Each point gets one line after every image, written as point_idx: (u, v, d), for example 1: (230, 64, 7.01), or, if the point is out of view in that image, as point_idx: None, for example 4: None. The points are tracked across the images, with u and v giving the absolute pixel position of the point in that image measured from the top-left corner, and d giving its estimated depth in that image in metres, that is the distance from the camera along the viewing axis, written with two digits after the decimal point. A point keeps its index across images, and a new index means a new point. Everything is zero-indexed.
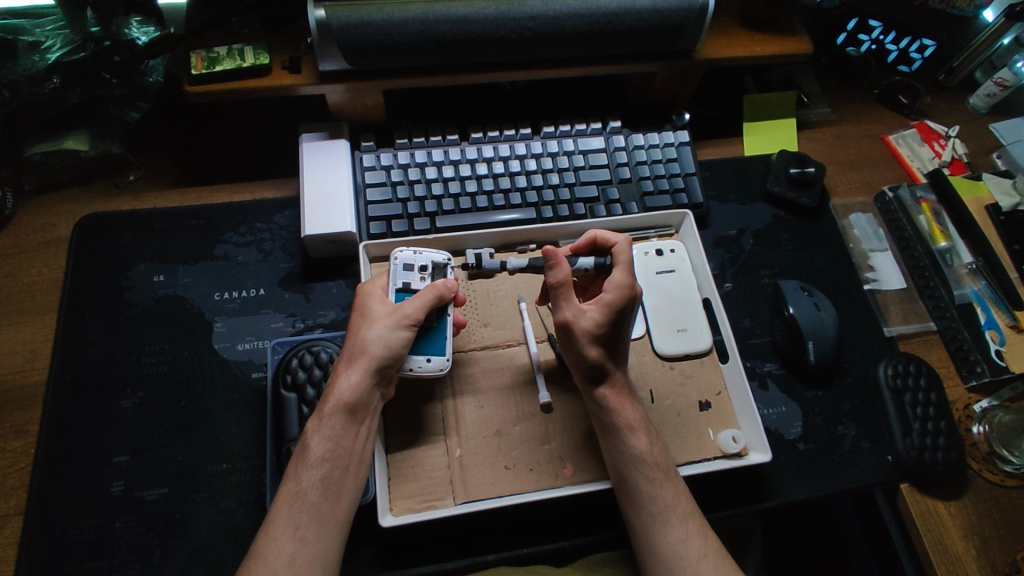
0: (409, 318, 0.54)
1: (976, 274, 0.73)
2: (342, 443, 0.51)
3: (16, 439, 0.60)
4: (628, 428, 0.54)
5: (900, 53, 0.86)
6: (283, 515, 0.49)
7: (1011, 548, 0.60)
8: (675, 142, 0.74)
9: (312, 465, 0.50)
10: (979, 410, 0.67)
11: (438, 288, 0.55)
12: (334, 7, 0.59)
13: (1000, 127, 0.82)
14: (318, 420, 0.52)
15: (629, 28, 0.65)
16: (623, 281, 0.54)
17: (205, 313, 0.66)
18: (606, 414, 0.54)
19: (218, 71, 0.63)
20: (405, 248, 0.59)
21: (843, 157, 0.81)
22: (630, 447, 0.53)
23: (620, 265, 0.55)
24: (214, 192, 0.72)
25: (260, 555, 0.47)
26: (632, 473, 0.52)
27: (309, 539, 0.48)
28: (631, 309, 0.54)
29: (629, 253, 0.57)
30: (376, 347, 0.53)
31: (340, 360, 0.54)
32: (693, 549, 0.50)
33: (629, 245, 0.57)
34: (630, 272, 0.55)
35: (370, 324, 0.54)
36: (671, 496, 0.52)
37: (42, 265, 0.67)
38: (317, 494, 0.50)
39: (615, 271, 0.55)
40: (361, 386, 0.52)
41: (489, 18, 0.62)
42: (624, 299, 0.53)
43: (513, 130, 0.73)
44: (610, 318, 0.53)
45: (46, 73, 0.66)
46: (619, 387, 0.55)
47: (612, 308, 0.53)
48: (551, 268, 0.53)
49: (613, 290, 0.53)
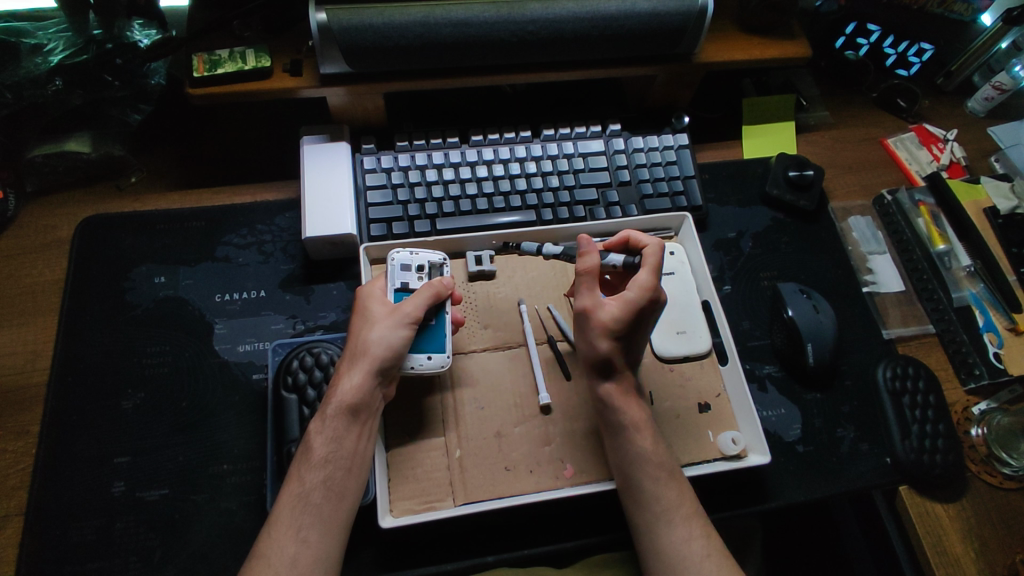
0: (409, 319, 0.54)
1: (975, 278, 0.73)
2: (345, 444, 0.52)
3: (16, 440, 0.60)
4: (635, 427, 0.54)
5: (898, 57, 0.87)
6: (285, 516, 0.49)
7: (1010, 550, 0.60)
8: (675, 144, 0.74)
9: (314, 466, 0.51)
10: (977, 412, 0.67)
11: (433, 288, 0.56)
12: (336, 10, 0.60)
13: (998, 130, 0.83)
14: (320, 423, 0.52)
15: (628, 32, 0.65)
16: (647, 283, 0.54)
17: (205, 315, 0.67)
18: (613, 413, 0.54)
19: (220, 73, 0.64)
20: (400, 250, 0.60)
21: (842, 160, 0.81)
22: (635, 446, 0.53)
23: (649, 266, 0.55)
24: (214, 194, 0.72)
25: (261, 556, 0.47)
26: (636, 473, 0.52)
27: (310, 540, 0.48)
28: (652, 310, 0.54)
29: (659, 256, 0.57)
30: (378, 348, 0.53)
31: (342, 360, 0.54)
32: (696, 549, 0.50)
33: (661, 249, 0.58)
34: (656, 276, 0.55)
35: (370, 325, 0.54)
36: (675, 495, 0.52)
37: (44, 265, 0.68)
38: (319, 496, 0.50)
39: (641, 271, 0.55)
40: (363, 387, 0.52)
41: (489, 22, 0.62)
42: (647, 300, 0.53)
43: (513, 134, 0.73)
44: (631, 316, 0.53)
45: (49, 75, 0.67)
46: (626, 387, 0.55)
47: (633, 307, 0.53)
48: (581, 257, 0.55)
49: (637, 289, 0.53)
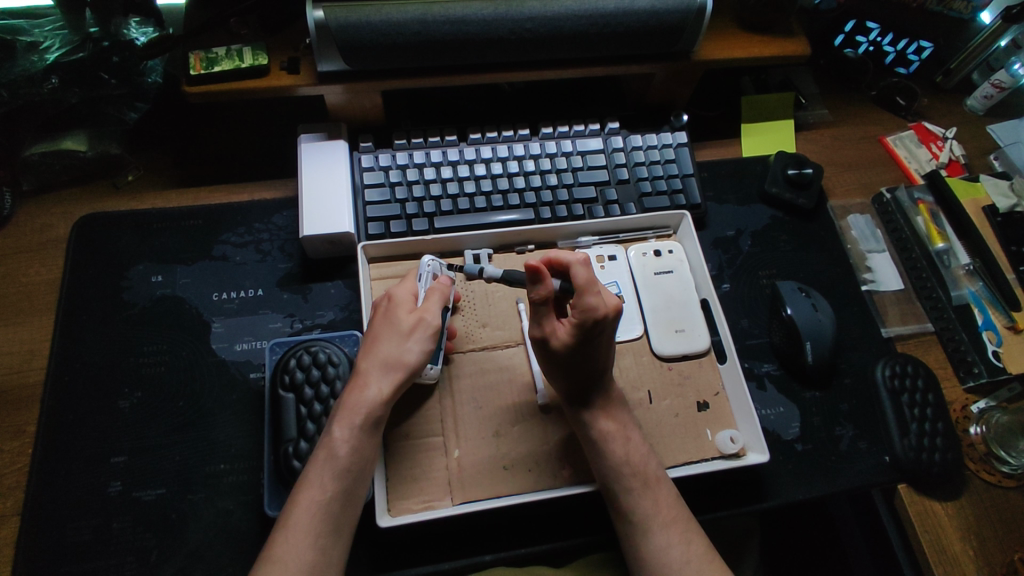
0: (433, 327, 0.55)
1: (974, 275, 0.73)
2: (368, 453, 0.51)
3: (13, 439, 0.60)
4: (604, 439, 0.54)
5: (897, 55, 0.86)
6: (303, 522, 0.48)
7: (1008, 549, 0.60)
8: (674, 142, 0.74)
9: (338, 471, 0.49)
10: (976, 410, 0.67)
11: (441, 293, 0.57)
12: (334, 7, 0.59)
13: (998, 128, 0.83)
14: (346, 431, 0.50)
15: (626, 29, 0.65)
16: (589, 305, 0.49)
17: (204, 314, 0.66)
18: (583, 427, 0.55)
19: (218, 72, 0.63)
20: (433, 259, 0.61)
21: (841, 158, 0.81)
22: (607, 457, 0.53)
23: (583, 287, 0.50)
24: (213, 193, 0.72)
25: (278, 560, 0.46)
26: (610, 482, 0.53)
27: (326, 548, 0.48)
28: (604, 329, 0.50)
29: (587, 271, 0.51)
30: (408, 357, 0.53)
31: (365, 366, 0.53)
32: (677, 556, 0.50)
33: (586, 262, 0.52)
34: (595, 293, 0.50)
35: (397, 335, 0.53)
36: (652, 504, 0.52)
37: (41, 265, 0.67)
38: (339, 504, 0.49)
39: (579, 294, 0.50)
40: (390, 398, 0.52)
41: (487, 19, 0.62)
42: (588, 325, 0.49)
43: (512, 131, 0.73)
44: (581, 341, 0.50)
45: (45, 73, 0.66)
46: (599, 398, 0.55)
47: (580, 333, 0.50)
48: (533, 286, 0.51)
49: (577, 315, 0.50)
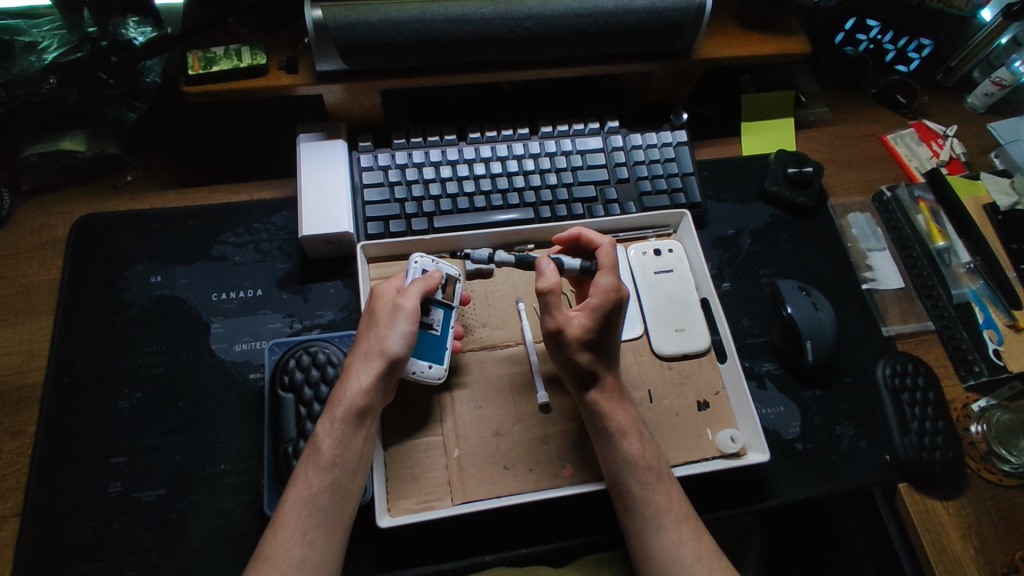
0: (412, 314, 0.54)
1: (974, 274, 0.72)
2: (353, 447, 0.51)
3: (13, 440, 0.60)
4: (615, 437, 0.53)
5: (898, 53, 0.86)
6: (292, 516, 0.48)
7: (1011, 548, 0.60)
8: (674, 142, 0.74)
9: (323, 466, 0.50)
10: (977, 409, 0.67)
11: (423, 280, 0.56)
12: (332, 7, 0.59)
13: (998, 127, 0.83)
14: (328, 425, 0.51)
15: (626, 27, 0.65)
16: (609, 285, 0.53)
17: (203, 314, 0.66)
18: (596, 421, 0.54)
19: (215, 72, 0.63)
20: (423, 255, 0.60)
21: (841, 156, 0.81)
22: (623, 452, 0.53)
23: (606, 268, 0.55)
24: (211, 192, 0.72)
25: (269, 557, 0.47)
26: (622, 477, 0.52)
27: (316, 542, 0.48)
28: (618, 311, 0.54)
29: (614, 255, 0.56)
30: (386, 347, 0.52)
31: (350, 361, 0.53)
32: (687, 553, 0.50)
33: (614, 248, 0.57)
34: (616, 276, 0.54)
35: (376, 327, 0.53)
36: (664, 499, 0.52)
37: (40, 265, 0.67)
38: (327, 498, 0.49)
39: (600, 274, 0.54)
40: (371, 389, 0.51)
41: (486, 19, 0.62)
42: (609, 306, 0.53)
43: (511, 130, 0.72)
44: (598, 322, 0.53)
45: (43, 73, 0.66)
46: (610, 393, 0.55)
47: (599, 314, 0.53)
48: (540, 275, 0.53)
49: (599, 295, 0.53)
